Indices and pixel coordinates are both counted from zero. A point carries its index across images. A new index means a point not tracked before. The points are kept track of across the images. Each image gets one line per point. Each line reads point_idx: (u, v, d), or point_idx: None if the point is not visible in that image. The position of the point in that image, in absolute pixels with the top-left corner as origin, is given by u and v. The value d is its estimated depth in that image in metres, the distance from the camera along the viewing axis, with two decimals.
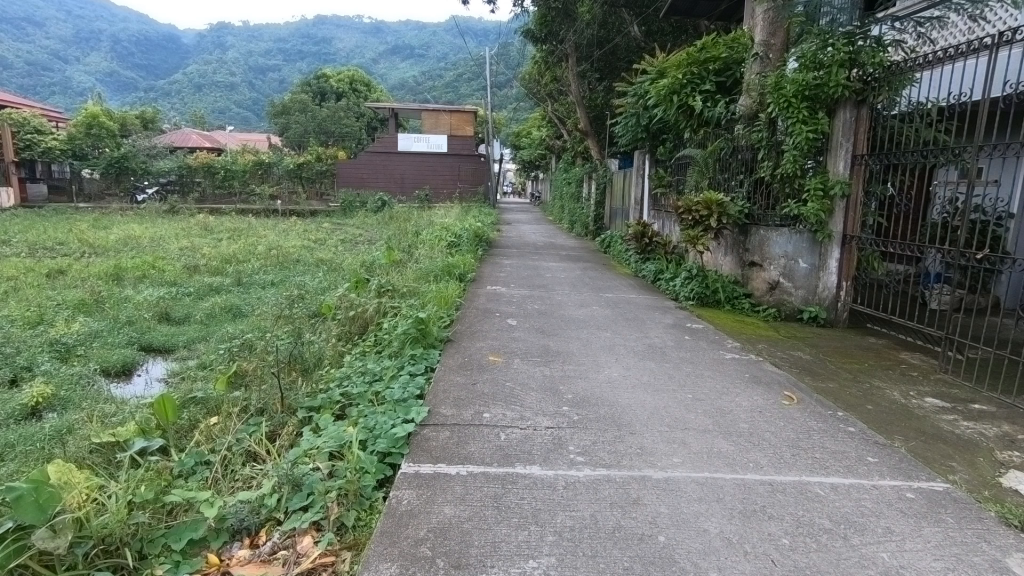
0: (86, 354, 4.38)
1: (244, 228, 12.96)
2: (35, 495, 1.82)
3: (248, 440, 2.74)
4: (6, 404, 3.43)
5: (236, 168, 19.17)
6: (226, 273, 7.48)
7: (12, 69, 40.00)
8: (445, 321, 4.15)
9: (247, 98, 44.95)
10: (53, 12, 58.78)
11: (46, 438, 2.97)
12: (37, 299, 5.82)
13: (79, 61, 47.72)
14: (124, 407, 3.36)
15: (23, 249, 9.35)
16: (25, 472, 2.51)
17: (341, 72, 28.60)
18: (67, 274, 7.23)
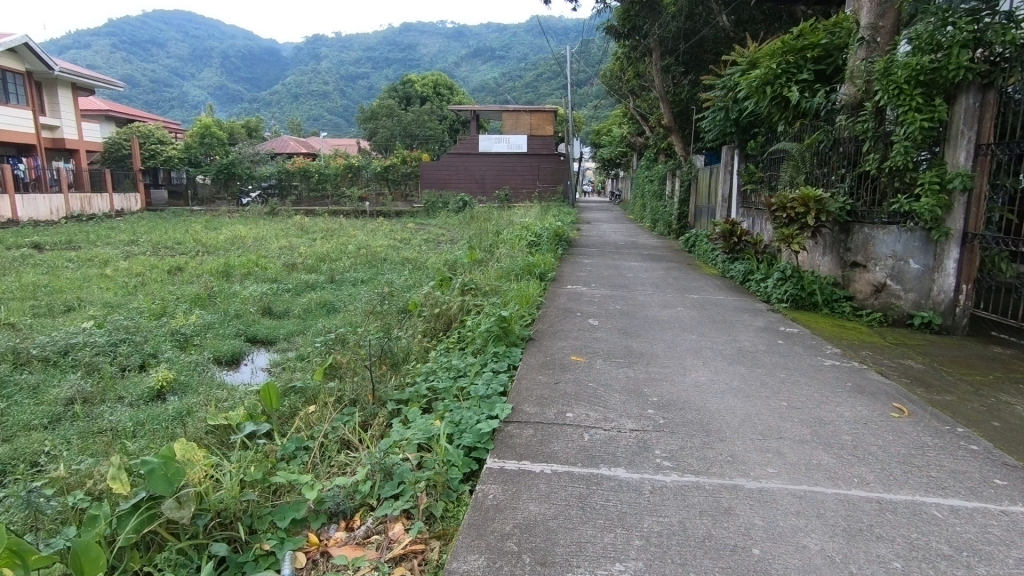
0: (201, 344, 4.81)
1: (336, 228, 13.70)
2: (164, 469, 1.99)
3: (343, 429, 2.90)
4: (137, 386, 3.83)
5: (329, 172, 20.45)
6: (320, 271, 7.95)
7: (139, 87, 44.57)
8: (526, 320, 4.18)
9: (339, 105, 47.39)
10: (172, 33, 64.93)
11: (170, 419, 3.29)
12: (160, 293, 6.46)
13: (193, 78, 52.41)
14: (234, 393, 3.66)
15: (147, 248, 10.42)
16: (153, 448, 2.79)
17: (426, 76, 29.43)
18: (184, 271, 7.97)
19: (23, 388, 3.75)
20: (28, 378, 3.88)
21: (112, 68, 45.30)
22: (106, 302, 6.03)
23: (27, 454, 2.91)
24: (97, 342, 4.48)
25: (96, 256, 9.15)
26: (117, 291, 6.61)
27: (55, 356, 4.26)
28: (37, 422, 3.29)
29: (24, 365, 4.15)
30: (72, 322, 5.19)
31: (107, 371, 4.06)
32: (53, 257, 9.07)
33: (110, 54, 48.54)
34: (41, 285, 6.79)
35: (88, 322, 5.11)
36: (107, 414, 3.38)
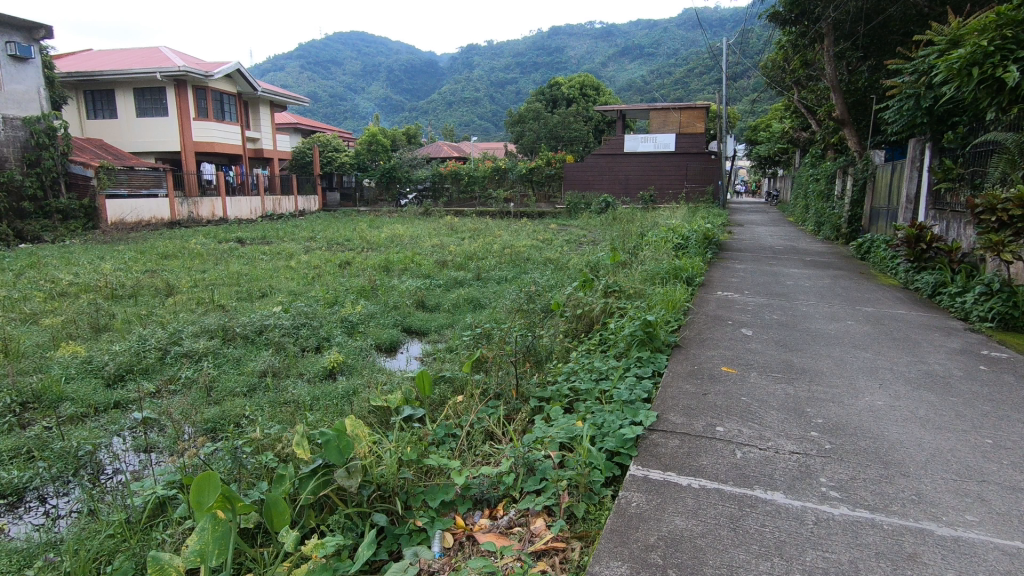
0: (365, 331, 5.33)
1: (483, 228, 14.35)
2: (337, 441, 2.22)
3: (488, 420, 3.04)
4: (314, 365, 4.35)
5: (478, 174, 21.54)
6: (469, 268, 8.38)
7: (320, 101, 50.54)
8: (672, 325, 4.02)
9: (489, 110, 49.42)
10: (348, 51, 72.65)
11: (339, 397, 3.69)
12: (333, 284, 7.27)
13: (364, 91, 58.19)
14: (392, 377, 3.99)
15: (323, 244, 11.80)
16: (327, 421, 3.15)
17: (573, 77, 29.38)
18: (352, 265, 8.89)
19: (229, 360, 4.45)
20: (233, 351, 4.59)
21: (300, 86, 51.92)
22: (291, 291, 6.92)
23: (232, 417, 3.45)
24: (284, 325, 5.17)
25: (284, 250, 10.57)
26: (300, 281, 7.56)
27: (253, 334, 4.99)
28: (239, 389, 3.88)
29: (230, 340, 4.91)
30: (266, 307, 6.05)
31: (292, 350, 4.67)
32: (251, 250, 10.63)
33: (299, 74, 55.68)
34: (243, 274, 8.00)
35: (277, 307, 5.90)
36: (290, 388, 3.88)
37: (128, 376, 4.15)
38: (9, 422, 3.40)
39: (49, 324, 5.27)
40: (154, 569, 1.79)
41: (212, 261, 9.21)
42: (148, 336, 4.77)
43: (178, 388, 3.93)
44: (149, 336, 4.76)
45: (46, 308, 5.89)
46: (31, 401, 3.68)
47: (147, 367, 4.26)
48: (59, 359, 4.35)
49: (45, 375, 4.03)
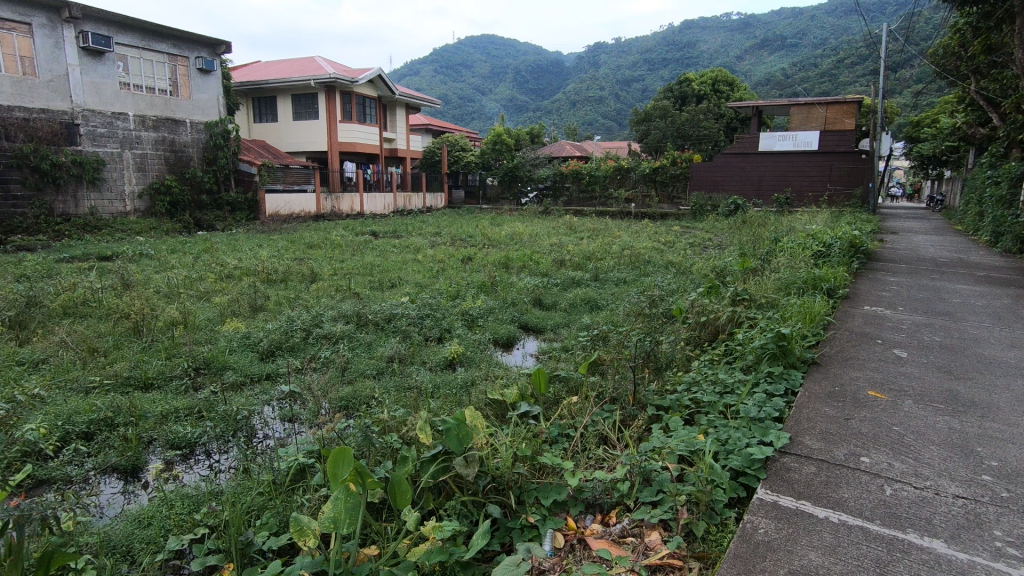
0: (484, 325, 5.49)
1: (603, 228, 14.17)
2: (457, 430, 2.31)
3: (603, 424, 2.99)
4: (436, 354, 4.56)
5: (599, 174, 21.33)
6: (586, 268, 8.32)
7: (451, 103, 52.94)
8: (809, 340, 3.68)
9: (614, 109, 48.69)
10: (477, 54, 75.35)
11: (458, 387, 3.84)
12: (456, 278, 7.57)
13: (491, 92, 60.00)
14: (508, 372, 4.08)
15: (448, 239, 12.37)
16: (447, 410, 3.29)
17: (705, 73, 27.83)
18: (474, 260, 9.21)
19: (362, 344, 4.81)
20: (365, 336, 4.95)
21: (432, 89, 54.82)
22: (417, 282, 7.32)
23: (362, 397, 3.72)
24: (410, 314, 5.48)
25: (413, 244, 11.24)
26: (425, 274, 7.98)
27: (383, 322, 5.34)
28: (369, 371, 4.19)
29: (363, 326, 5.30)
30: (395, 297, 6.46)
31: (416, 339, 4.94)
32: (383, 243, 11.42)
33: (432, 78, 58.83)
34: (376, 265, 8.61)
35: (405, 298, 6.28)
36: (414, 374, 4.12)
37: (277, 352, 4.65)
38: (185, 384, 3.95)
39: (217, 301, 6.05)
40: (297, 529, 1.99)
41: (350, 252, 10.03)
42: (295, 317, 5.30)
43: (319, 365, 4.33)
44: (296, 317, 5.28)
45: (216, 288, 6.77)
46: (202, 366, 4.24)
47: (293, 345, 4.73)
48: (225, 333, 4.98)
49: (213, 346, 4.63)
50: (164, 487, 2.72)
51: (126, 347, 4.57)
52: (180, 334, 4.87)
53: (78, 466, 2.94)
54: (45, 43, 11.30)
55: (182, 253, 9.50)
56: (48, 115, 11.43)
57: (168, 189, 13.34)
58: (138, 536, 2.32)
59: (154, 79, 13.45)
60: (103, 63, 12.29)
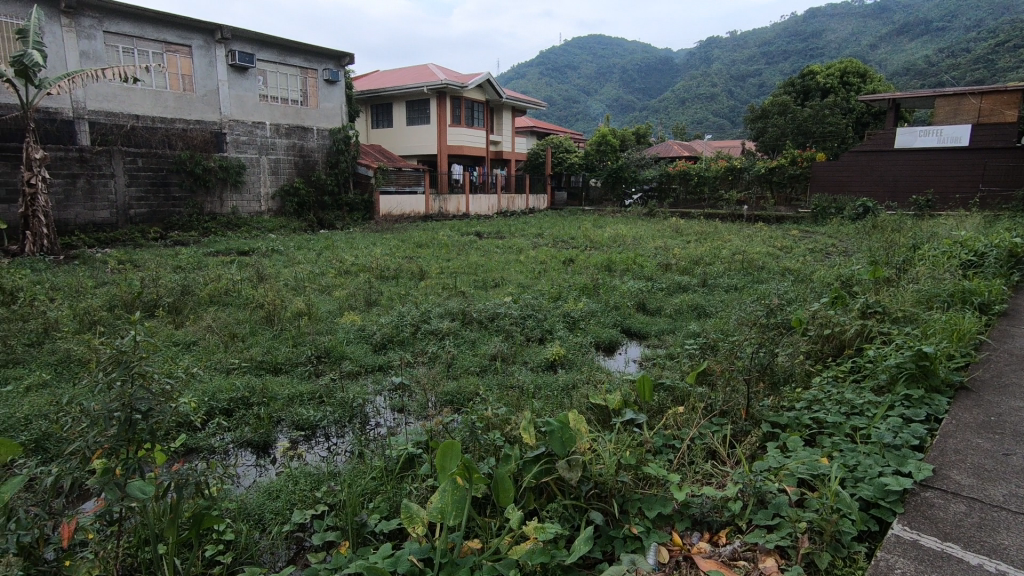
0: (586, 328, 5.44)
1: (712, 232, 13.52)
2: (561, 433, 2.31)
3: (713, 438, 2.85)
4: (538, 355, 4.59)
5: (709, 175, 20.40)
6: (694, 273, 7.98)
7: (555, 104, 53.11)
8: (958, 362, 3.26)
9: (726, 106, 46.34)
10: (584, 55, 74.94)
11: (559, 389, 3.84)
12: (559, 280, 7.58)
13: (597, 92, 59.40)
14: (610, 377, 4.01)
15: (550, 241, 12.42)
16: (549, 411, 3.30)
17: (833, 64, 25.40)
18: (575, 262, 9.17)
19: (466, 342, 4.96)
20: (470, 334, 5.10)
21: (538, 92, 55.33)
22: (520, 283, 7.42)
23: (466, 393, 3.83)
24: (513, 314, 5.56)
25: (515, 245, 11.41)
26: (528, 275, 8.07)
27: (486, 320, 5.46)
28: (473, 368, 4.31)
29: (468, 323, 5.46)
30: (499, 296, 6.59)
31: (518, 339, 5.00)
32: (488, 244, 11.71)
33: (538, 81, 59.41)
34: (480, 264, 8.84)
35: (508, 298, 6.38)
36: (516, 373, 4.18)
37: (389, 345, 4.92)
38: (309, 370, 4.30)
39: (337, 295, 6.52)
40: (407, 515, 2.09)
41: (456, 252, 10.38)
42: (405, 312, 5.58)
43: (427, 360, 4.53)
44: (406, 313, 5.56)
45: (335, 282, 7.30)
46: (323, 355, 4.59)
47: (403, 339, 4.99)
48: (343, 324, 5.36)
49: (333, 336, 5.01)
50: (290, 464, 2.97)
51: (260, 334, 5.06)
52: (305, 324, 5.31)
53: (221, 437, 3.29)
54: (201, 62, 12.94)
55: (308, 250, 10.36)
56: (202, 125, 13.03)
57: (296, 190, 14.59)
58: (269, 506, 2.55)
59: (289, 91, 14.77)
60: (246, 78, 13.73)
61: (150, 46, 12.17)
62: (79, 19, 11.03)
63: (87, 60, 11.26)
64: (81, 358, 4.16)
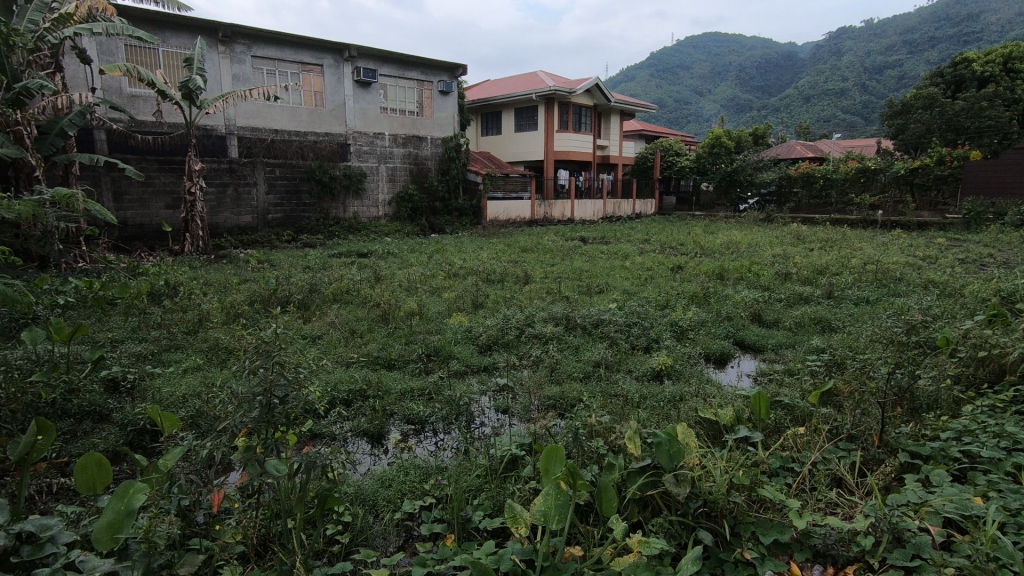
0: (695, 338, 5.21)
1: (839, 239, 12.42)
2: (668, 445, 2.23)
3: (839, 464, 2.61)
4: (643, 364, 4.47)
5: (836, 177, 18.76)
6: (818, 283, 7.38)
7: (666, 106, 51.58)
8: None
9: (859, 102, 42.38)
10: (697, 54, 72.11)
11: (666, 401, 3.71)
12: (666, 287, 7.34)
13: (711, 92, 56.86)
14: (721, 390, 3.81)
15: (657, 247, 12.07)
16: (655, 422, 3.20)
17: (994, 49, 22.36)
18: (684, 269, 8.84)
19: (570, 347, 4.95)
20: (573, 339, 5.09)
21: (648, 94, 54.08)
22: (625, 289, 7.29)
23: (569, 398, 3.83)
24: (618, 321, 5.47)
25: (621, 250, 11.21)
26: (634, 281, 7.90)
27: (590, 326, 5.42)
28: (576, 374, 4.30)
29: (572, 328, 5.44)
30: (603, 302, 6.51)
31: (623, 346, 4.91)
32: (592, 249, 11.62)
33: (648, 83, 58.05)
34: (584, 270, 8.81)
35: (612, 304, 6.28)
36: (620, 382, 4.09)
37: (494, 346, 5.03)
38: (420, 367, 4.52)
39: (446, 297, 6.80)
40: (510, 515, 2.12)
41: (560, 256, 10.42)
42: (510, 315, 5.68)
43: (531, 363, 4.58)
44: (511, 316, 5.66)
45: (445, 284, 7.62)
46: (432, 353, 4.81)
47: (508, 341, 5.08)
48: (451, 325, 5.57)
49: (443, 336, 5.22)
50: (401, 455, 3.14)
51: (376, 331, 5.40)
52: (417, 323, 5.59)
53: (340, 425, 3.55)
54: (331, 79, 14.10)
55: (419, 253, 10.90)
56: (330, 137, 14.19)
57: (411, 196, 15.39)
58: (382, 493, 2.71)
59: (406, 103, 15.64)
60: (369, 92, 14.74)
61: (288, 67, 13.46)
62: (232, 46, 12.50)
63: (238, 82, 12.70)
64: (228, 346, 4.69)
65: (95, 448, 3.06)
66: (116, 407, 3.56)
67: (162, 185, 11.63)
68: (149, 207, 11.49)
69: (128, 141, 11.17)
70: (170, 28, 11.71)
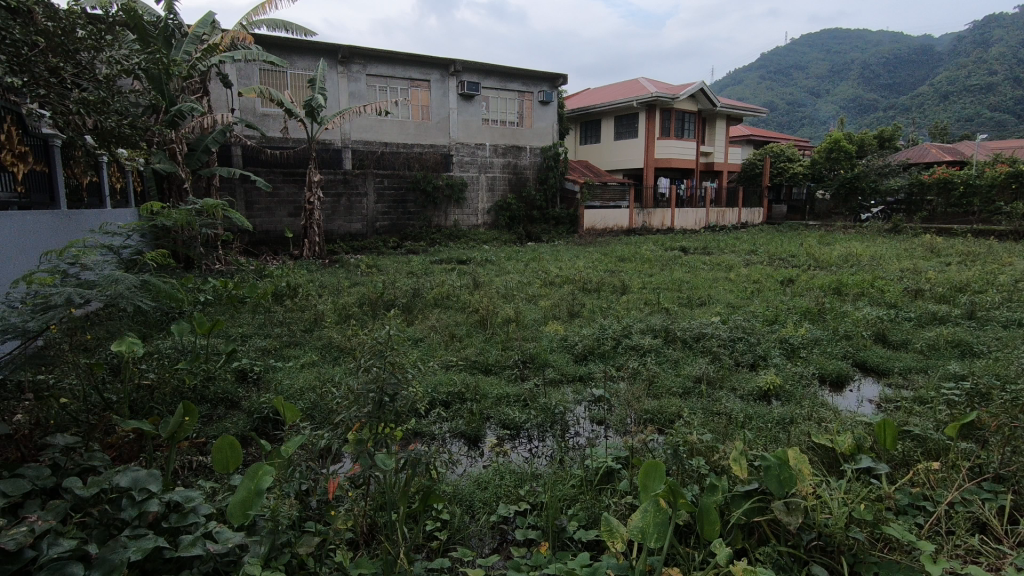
0: (807, 357, 4.84)
1: (983, 252, 11.01)
2: (779, 470, 2.11)
3: (982, 508, 2.30)
4: (749, 382, 4.23)
5: (981, 183, 16.68)
6: (956, 302, 6.59)
7: (777, 110, 48.63)
8: None
9: (1010, 98, 37.46)
10: (814, 53, 67.37)
11: (775, 423, 3.47)
12: (775, 301, 6.90)
13: (829, 92, 52.84)
14: (838, 415, 3.51)
15: (766, 258, 11.38)
16: (762, 445, 3.02)
17: None
18: (796, 283, 8.26)
19: (669, 360, 4.79)
20: (673, 353, 4.92)
21: (757, 97, 51.32)
22: (729, 302, 6.94)
23: (668, 414, 3.70)
24: (721, 335, 5.22)
25: (725, 261, 10.69)
26: (739, 294, 7.50)
27: (691, 340, 5.22)
28: (676, 389, 4.14)
29: (671, 341, 5.26)
30: (705, 315, 6.24)
31: (727, 363, 4.66)
32: (694, 259, 11.18)
33: (757, 86, 55.13)
34: (685, 281, 8.50)
35: (715, 318, 6.00)
36: (724, 400, 3.89)
37: (590, 356, 4.99)
38: (515, 373, 4.59)
39: (542, 305, 6.85)
40: (606, 528, 2.09)
41: (659, 267, 10.13)
42: (607, 326, 5.61)
43: (628, 374, 4.49)
44: (608, 326, 5.58)
45: (541, 292, 7.68)
46: (528, 360, 4.86)
47: (604, 352, 5.02)
48: (547, 332, 5.61)
49: (539, 343, 5.26)
50: (496, 459, 3.19)
51: (474, 336, 5.55)
52: (513, 330, 5.68)
53: (440, 425, 3.68)
54: (437, 93, 14.75)
55: (516, 260, 11.08)
56: (435, 148, 14.82)
57: (509, 205, 15.68)
58: (480, 494, 2.77)
59: (507, 114, 15.99)
60: (472, 104, 15.26)
61: (398, 83, 14.27)
62: (350, 66, 13.48)
63: (354, 99, 13.65)
64: (339, 345, 5.03)
65: (227, 431, 3.41)
66: (244, 395, 3.94)
67: (286, 195, 12.75)
68: (274, 215, 12.62)
69: (260, 155, 12.39)
70: (297, 52, 12.87)
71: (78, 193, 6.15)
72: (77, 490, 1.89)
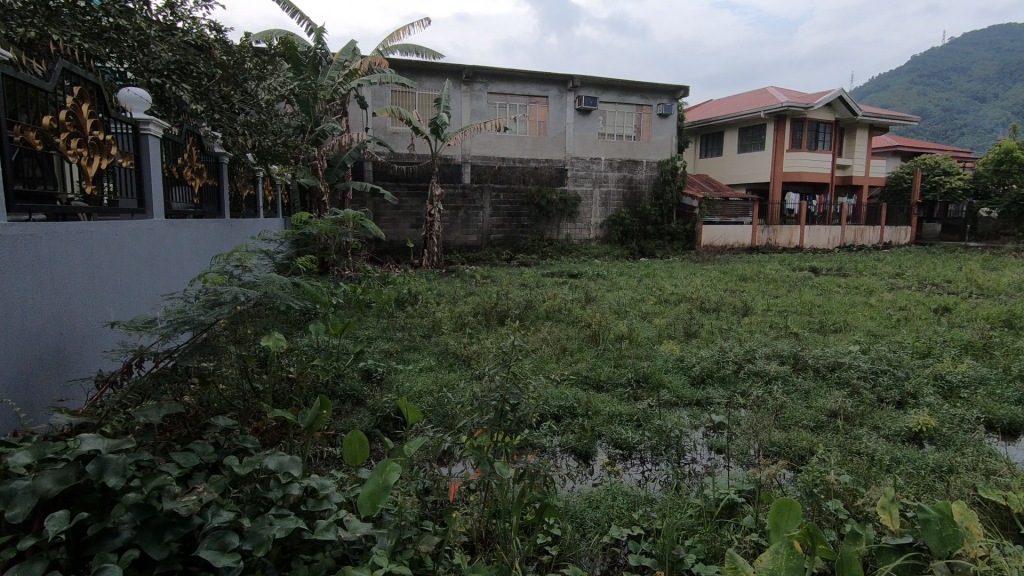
0: (969, 399, 4.21)
1: None
2: (940, 526, 1.88)
3: None
4: (896, 421, 3.77)
5: None
6: None
7: (930, 118, 43.53)
8: None
9: None
10: (978, 53, 59.59)
11: (928, 471, 3.06)
12: (927, 332, 6.11)
13: (997, 96, 46.33)
14: (1012, 468, 3.01)
15: (915, 282, 10.16)
16: (917, 495, 2.66)
17: None
18: (954, 312, 7.28)
19: (799, 391, 4.41)
20: (803, 382, 4.52)
21: (905, 105, 46.32)
22: (870, 331, 6.25)
23: (798, 449, 3.41)
24: (861, 366, 4.71)
25: (864, 285, 9.69)
26: (882, 321, 6.75)
27: (825, 369, 4.77)
28: (807, 423, 3.80)
29: (801, 370, 4.85)
30: (842, 343, 5.67)
31: (868, 398, 4.18)
32: (827, 281, 10.26)
33: (907, 93, 49.71)
34: (817, 304, 7.80)
35: (854, 347, 5.42)
36: (864, 439, 3.50)
37: (708, 380, 4.73)
38: (628, 393, 4.45)
39: (657, 323, 6.62)
40: (730, 565, 1.95)
41: (786, 288, 9.42)
42: (728, 348, 5.29)
43: (751, 402, 4.19)
44: (729, 349, 5.26)
45: (656, 310, 7.44)
46: (642, 379, 4.71)
47: (724, 376, 4.73)
48: (662, 352, 5.40)
49: (653, 362, 5.09)
50: (608, 478, 3.12)
51: (586, 351, 5.50)
52: (626, 347, 5.55)
53: (551, 439, 3.68)
54: (555, 108, 14.99)
55: (628, 276, 10.85)
56: (550, 163, 15.03)
57: (623, 220, 15.42)
58: (593, 513, 2.71)
59: (625, 128, 15.77)
60: (589, 119, 15.30)
61: (518, 100, 14.68)
62: (473, 85, 14.14)
63: (475, 116, 14.28)
64: (455, 351, 5.21)
65: (354, 427, 3.66)
66: (368, 394, 4.21)
67: (410, 208, 13.50)
68: (398, 226, 13.45)
69: (389, 170, 13.34)
70: (426, 74, 13.72)
71: (238, 203, 6.92)
72: (235, 468, 2.10)
